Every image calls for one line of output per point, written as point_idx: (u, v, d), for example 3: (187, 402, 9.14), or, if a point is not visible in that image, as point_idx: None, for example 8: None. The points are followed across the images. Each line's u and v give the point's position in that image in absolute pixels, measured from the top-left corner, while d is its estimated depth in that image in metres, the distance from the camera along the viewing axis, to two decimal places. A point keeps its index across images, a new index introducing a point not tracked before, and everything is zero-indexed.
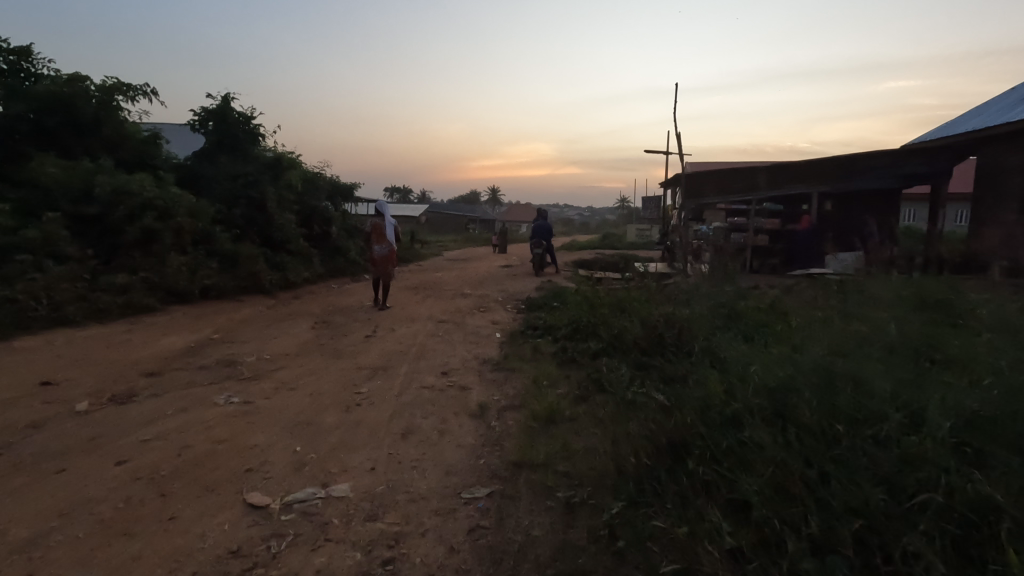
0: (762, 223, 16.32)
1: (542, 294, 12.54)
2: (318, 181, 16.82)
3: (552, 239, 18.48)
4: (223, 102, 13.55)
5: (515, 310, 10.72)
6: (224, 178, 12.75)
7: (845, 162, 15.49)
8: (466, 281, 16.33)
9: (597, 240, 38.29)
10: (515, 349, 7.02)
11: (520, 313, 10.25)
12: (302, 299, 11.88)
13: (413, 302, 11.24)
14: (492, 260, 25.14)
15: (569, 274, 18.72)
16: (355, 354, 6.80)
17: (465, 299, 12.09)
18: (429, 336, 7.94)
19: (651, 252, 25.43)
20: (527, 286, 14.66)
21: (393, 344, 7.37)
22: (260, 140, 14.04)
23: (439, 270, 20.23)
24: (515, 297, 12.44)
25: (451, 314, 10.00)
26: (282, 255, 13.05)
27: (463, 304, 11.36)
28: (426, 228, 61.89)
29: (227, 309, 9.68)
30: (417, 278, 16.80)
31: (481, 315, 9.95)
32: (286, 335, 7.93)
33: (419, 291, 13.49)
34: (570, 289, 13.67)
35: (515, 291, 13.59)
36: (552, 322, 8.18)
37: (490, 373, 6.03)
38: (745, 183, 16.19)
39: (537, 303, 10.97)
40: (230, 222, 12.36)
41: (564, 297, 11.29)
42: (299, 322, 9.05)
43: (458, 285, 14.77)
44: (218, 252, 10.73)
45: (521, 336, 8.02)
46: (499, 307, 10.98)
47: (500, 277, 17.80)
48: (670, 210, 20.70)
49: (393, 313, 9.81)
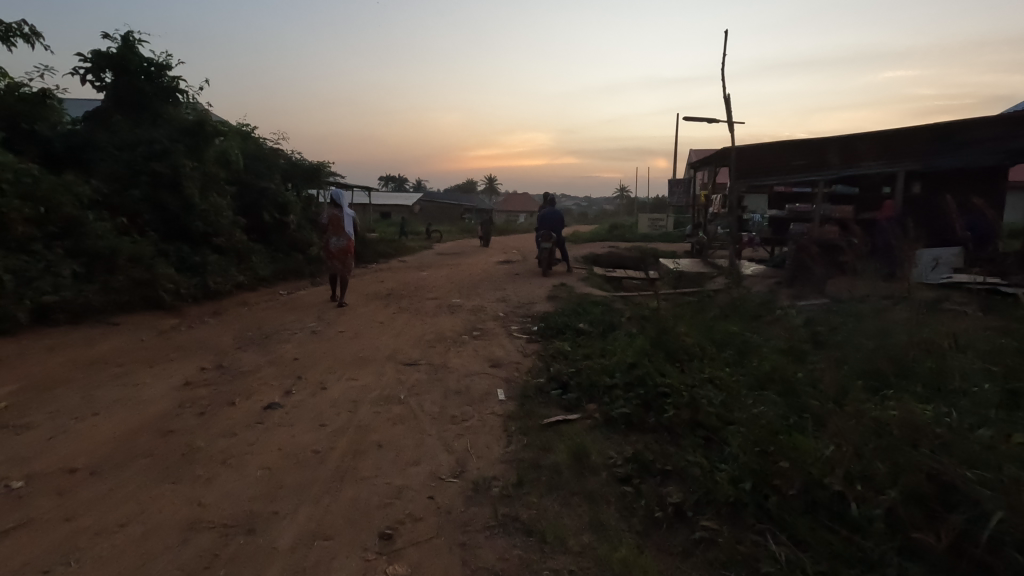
0: (830, 210, 12.87)
1: (562, 309, 9.10)
2: (266, 159, 13.36)
3: (563, 231, 15.01)
4: (123, 46, 10.01)
5: (524, 338, 7.29)
6: (120, 146, 9.26)
7: (941, 132, 11.94)
8: (457, 285, 12.83)
9: (607, 231, 34.84)
10: (539, 455, 3.62)
11: (532, 347, 6.80)
12: (223, 317, 8.43)
13: (376, 323, 7.79)
14: (491, 256, 21.66)
15: (585, 275, 15.25)
16: (218, 470, 3.37)
17: (452, 316, 8.64)
18: (381, 406, 4.55)
19: (675, 246, 21.94)
20: (537, 293, 11.16)
21: (308, 432, 3.95)
22: (177, 98, 10.45)
23: (426, 269, 16.69)
24: (520, 314, 8.98)
25: (428, 347, 6.59)
26: (203, 254, 9.61)
27: (451, 326, 7.92)
28: (420, 219, 58.38)
29: (79, 340, 6.30)
30: (395, 281, 13.30)
31: (472, 351, 6.50)
32: (129, 400, 4.53)
33: (394, 301, 10.05)
34: (595, 299, 10.25)
35: (521, 302, 10.13)
36: (595, 380, 4.80)
37: (488, 549, 2.66)
38: (811, 161, 12.77)
39: (556, 329, 7.52)
40: (123, 208, 8.88)
41: (595, 319, 7.84)
42: (181, 365, 5.65)
43: (447, 293, 11.30)
44: (83, 251, 7.28)
45: (542, 406, 4.63)
46: (499, 333, 7.55)
47: (500, 279, 14.35)
48: (704, 196, 17.25)
49: (339, 347, 6.41)
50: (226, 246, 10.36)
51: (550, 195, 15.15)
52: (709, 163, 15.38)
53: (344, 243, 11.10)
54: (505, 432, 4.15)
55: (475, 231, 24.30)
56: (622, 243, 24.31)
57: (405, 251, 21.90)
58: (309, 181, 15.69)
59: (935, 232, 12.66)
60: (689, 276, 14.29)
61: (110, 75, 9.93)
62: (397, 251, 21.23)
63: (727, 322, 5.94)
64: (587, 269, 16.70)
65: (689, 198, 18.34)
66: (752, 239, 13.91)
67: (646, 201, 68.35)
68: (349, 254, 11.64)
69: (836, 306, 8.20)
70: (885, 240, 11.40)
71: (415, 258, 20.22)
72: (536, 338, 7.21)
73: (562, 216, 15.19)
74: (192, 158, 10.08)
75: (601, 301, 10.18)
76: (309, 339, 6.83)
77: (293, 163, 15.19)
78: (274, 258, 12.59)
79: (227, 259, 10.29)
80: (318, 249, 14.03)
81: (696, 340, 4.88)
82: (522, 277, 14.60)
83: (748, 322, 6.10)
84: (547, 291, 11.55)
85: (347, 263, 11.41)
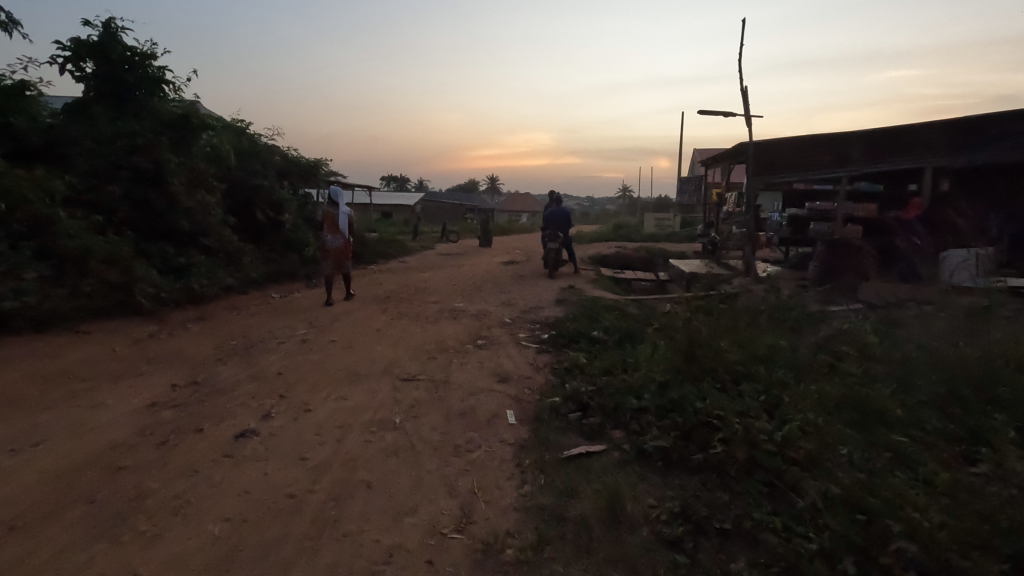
0: (852, 209, 12.18)
1: (573, 314, 8.47)
2: (259, 155, 12.72)
3: (570, 231, 14.36)
4: (104, 33, 9.37)
5: (533, 347, 6.66)
6: (100, 140, 8.65)
7: (973, 125, 11.20)
8: (460, 287, 12.18)
9: (613, 230, 34.12)
10: (560, 501, 3.01)
11: (543, 358, 6.17)
12: (209, 324, 7.82)
13: (372, 330, 7.16)
14: (494, 256, 21.01)
15: (593, 276, 14.60)
16: (171, 523, 2.78)
17: (455, 322, 8.01)
18: (373, 432, 3.94)
19: (685, 246, 21.25)
20: (545, 297, 10.51)
21: (286, 468, 3.36)
22: (163, 88, 9.82)
23: (427, 270, 16.05)
24: (528, 320, 8.33)
25: (429, 358, 5.96)
26: (189, 256, 9.02)
27: (455, 333, 7.29)
28: (422, 218, 57.75)
29: (42, 351, 5.70)
30: (395, 283, 12.67)
31: (477, 363, 5.87)
32: (81, 425, 3.92)
33: (393, 306, 9.41)
34: (607, 303, 9.61)
35: (528, 306, 9.49)
36: (620, 402, 4.19)
37: None
38: (833, 157, 12.10)
39: (569, 338, 6.89)
40: (101, 206, 8.27)
41: (610, 327, 7.22)
42: (151, 380, 5.04)
43: (449, 296, 10.67)
44: (52, 253, 6.68)
45: (559, 432, 4.01)
46: (506, 342, 6.92)
47: (504, 281, 13.70)
48: (717, 194, 16.58)
49: (329, 359, 5.79)
50: (214, 247, 9.77)
51: (557, 193, 14.50)
52: (723, 159, 14.71)
53: (339, 243, 10.60)
54: (517, 467, 3.54)
55: (478, 230, 23.63)
56: (629, 243, 23.63)
57: (406, 251, 21.26)
58: (306, 179, 15.08)
59: (964, 232, 11.95)
60: (703, 278, 13.65)
61: (91, 64, 9.30)
62: (398, 251, 20.60)
63: (762, 332, 5.31)
64: (595, 270, 16.05)
65: (700, 197, 17.67)
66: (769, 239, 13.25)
67: (651, 201, 67.68)
68: (344, 253, 11.16)
69: (872, 311, 7.54)
70: (914, 241, 10.70)
71: (417, 258, 19.58)
72: (547, 347, 6.57)
73: (570, 214, 14.54)
74: (178, 154, 9.47)
75: (615, 305, 9.54)
76: (298, 349, 6.22)
77: (289, 160, 14.56)
78: (268, 258, 11.99)
79: (216, 261, 9.69)
80: (315, 249, 13.45)
81: (735, 356, 4.26)
82: (527, 279, 13.95)
83: (786, 333, 5.47)
84: (555, 293, 10.92)
85: (342, 264, 10.94)
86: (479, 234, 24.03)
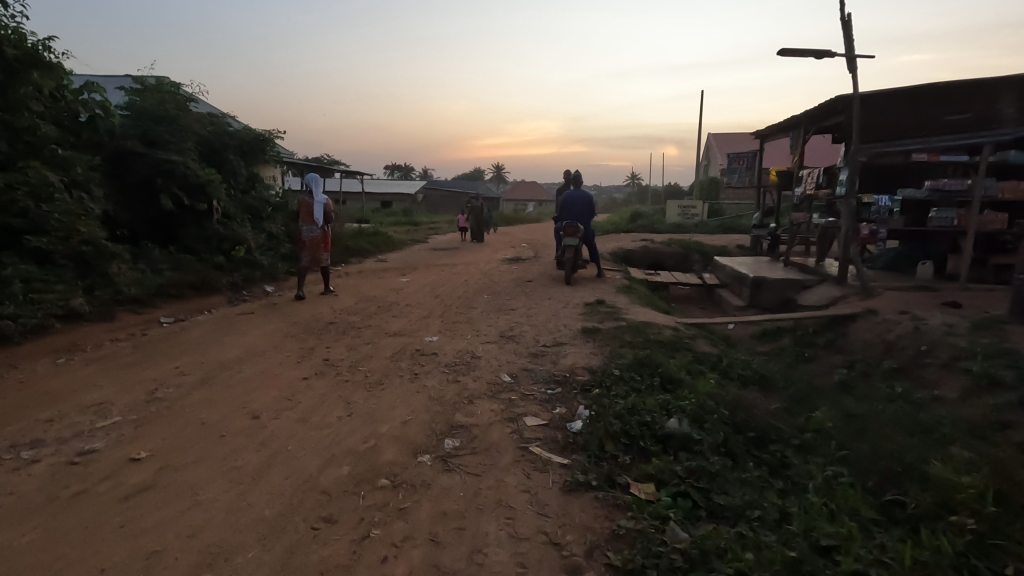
0: (996, 188, 8.59)
1: (616, 365, 4.99)
2: (158, 132, 9.31)
3: (590, 220, 10.90)
4: None
5: (555, 471, 3.21)
6: None
7: None
8: (442, 301, 8.74)
9: (630, 220, 30.57)
10: None
11: (580, 521, 2.72)
12: None
13: (243, 418, 3.75)
14: (495, 253, 17.51)
15: (621, 281, 11.12)
16: None
17: (412, 386, 4.55)
18: None
19: (724, 240, 17.67)
20: (564, 322, 7.01)
21: None
22: None
23: (408, 274, 12.60)
24: (542, 381, 4.84)
25: (314, 535, 2.56)
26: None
27: (404, 419, 3.85)
28: (422, 207, 54.25)
29: None
30: (355, 296, 9.25)
31: (423, 552, 2.46)
32: None
33: (328, 343, 5.99)
34: (663, 337, 6.15)
35: (540, 342, 6.02)
36: None
37: None
38: (976, 114, 8.41)
39: (625, 443, 3.46)
40: None
41: (701, 413, 3.75)
42: None
43: (422, 321, 7.21)
44: None
45: None
46: (500, 451, 3.46)
47: (506, 289, 10.23)
48: (776, 173, 12.98)
49: (62, 544, 2.38)
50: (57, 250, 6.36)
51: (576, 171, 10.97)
52: (798, 125, 11.11)
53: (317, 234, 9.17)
54: None
55: (473, 222, 20.00)
56: (654, 236, 19.97)
57: (388, 246, 17.70)
58: (247, 154, 11.65)
59: None
60: (774, 284, 10.13)
61: None
62: (377, 245, 17.04)
63: None
64: (622, 273, 12.51)
65: (753, 178, 14.02)
66: (875, 234, 9.25)
67: (664, 188, 63.51)
68: (324, 245, 9.84)
69: None
70: None
71: (400, 257, 16.04)
72: (584, 473, 3.13)
73: (592, 199, 11.03)
74: None
75: (678, 342, 6.03)
76: (35, 489, 2.83)
77: (219, 129, 11.08)
78: (175, 262, 8.66)
79: (59, 271, 6.31)
80: (254, 247, 10.20)
81: None
82: (536, 286, 10.47)
83: None
84: (579, 315, 7.41)
85: (320, 256, 9.63)
86: (473, 226, 20.40)
